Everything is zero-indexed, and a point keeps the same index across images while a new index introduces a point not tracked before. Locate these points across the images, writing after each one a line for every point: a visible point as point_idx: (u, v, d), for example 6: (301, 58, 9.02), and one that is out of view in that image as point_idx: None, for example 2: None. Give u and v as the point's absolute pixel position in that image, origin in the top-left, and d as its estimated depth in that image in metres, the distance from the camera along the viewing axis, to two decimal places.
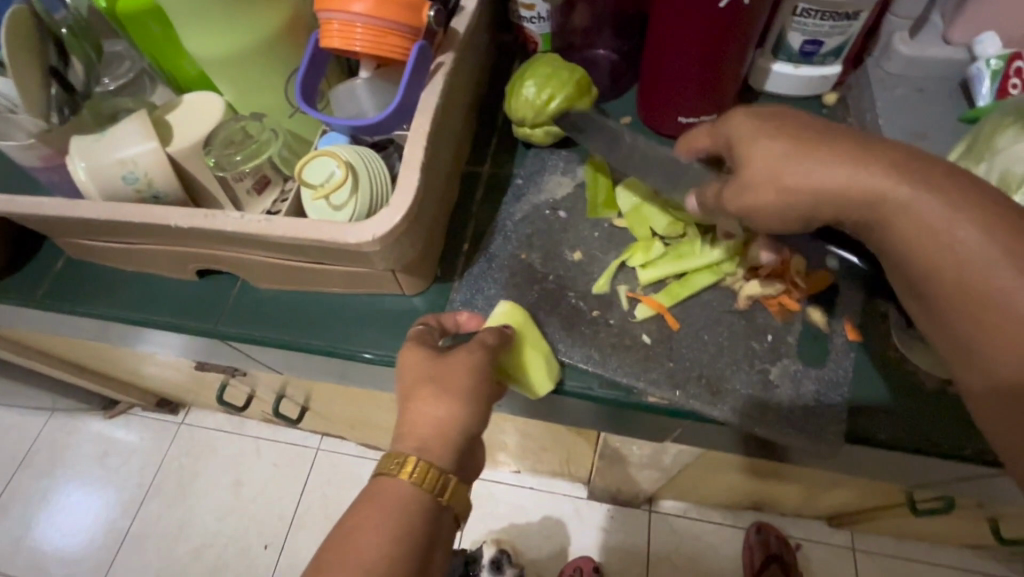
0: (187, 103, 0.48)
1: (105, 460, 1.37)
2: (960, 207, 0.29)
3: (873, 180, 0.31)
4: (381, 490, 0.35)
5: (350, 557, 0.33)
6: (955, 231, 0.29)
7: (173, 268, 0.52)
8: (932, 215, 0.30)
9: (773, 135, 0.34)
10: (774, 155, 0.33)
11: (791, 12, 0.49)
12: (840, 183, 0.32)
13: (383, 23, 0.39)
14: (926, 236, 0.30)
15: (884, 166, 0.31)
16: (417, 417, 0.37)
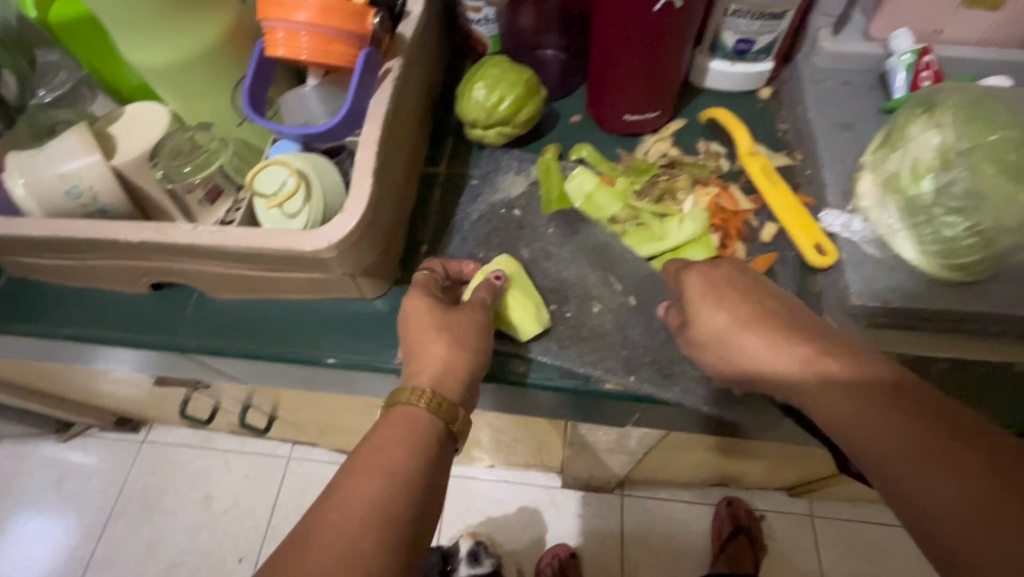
0: (129, 114, 0.47)
1: (63, 485, 1.32)
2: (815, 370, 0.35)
3: (816, 376, 0.35)
4: (397, 415, 0.37)
5: (375, 465, 0.34)
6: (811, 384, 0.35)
7: (126, 282, 0.51)
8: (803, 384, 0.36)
9: (751, 326, 0.38)
10: (749, 342, 0.38)
11: (724, 13, 0.51)
12: (785, 375, 0.36)
13: (327, 30, 0.39)
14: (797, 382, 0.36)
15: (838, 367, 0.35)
16: (426, 356, 0.39)
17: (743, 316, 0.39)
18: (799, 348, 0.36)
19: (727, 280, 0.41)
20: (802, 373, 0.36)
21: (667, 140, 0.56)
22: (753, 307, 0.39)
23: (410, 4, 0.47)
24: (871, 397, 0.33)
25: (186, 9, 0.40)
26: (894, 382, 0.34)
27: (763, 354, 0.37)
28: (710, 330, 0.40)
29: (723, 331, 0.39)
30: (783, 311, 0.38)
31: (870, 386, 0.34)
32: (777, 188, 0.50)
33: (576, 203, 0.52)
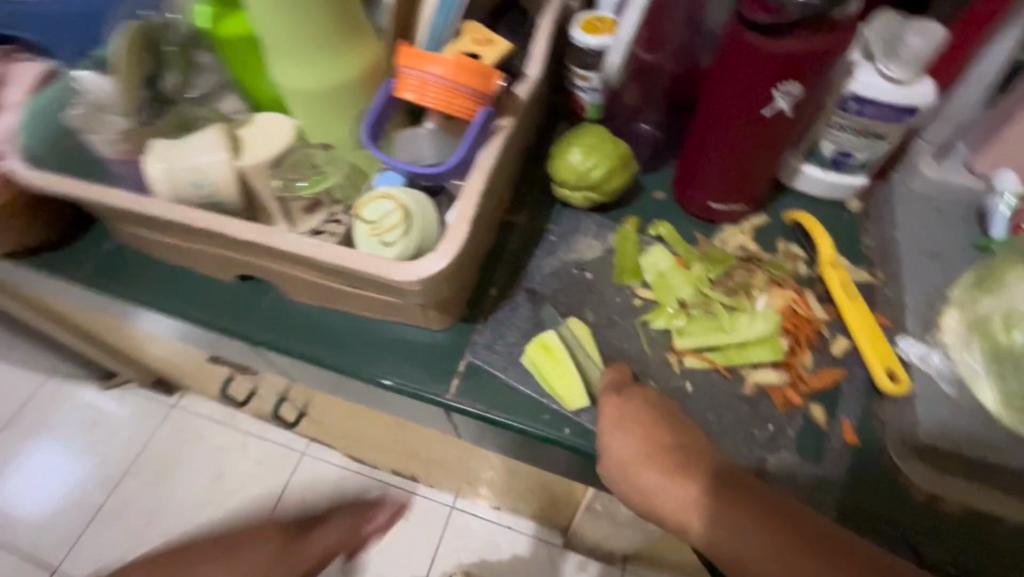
0: (258, 122, 0.52)
1: (92, 430, 1.39)
2: (741, 527, 0.33)
3: (761, 540, 0.33)
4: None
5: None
6: (741, 549, 0.33)
7: (217, 269, 0.55)
8: (729, 547, 0.33)
9: (683, 479, 0.35)
10: (682, 502, 0.35)
11: (826, 124, 0.52)
12: (723, 540, 0.33)
13: (456, 84, 0.42)
14: (725, 548, 0.33)
15: (760, 518, 0.33)
16: None
17: (673, 462, 0.36)
18: (732, 503, 0.34)
19: (643, 412, 0.39)
20: (744, 539, 0.33)
21: (747, 233, 0.57)
22: (674, 448, 0.37)
23: (527, 67, 0.50)
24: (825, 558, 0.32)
25: (334, 44, 0.44)
26: (835, 532, 0.33)
27: (700, 521, 0.34)
28: (634, 483, 0.37)
29: (655, 483, 0.36)
30: (709, 457, 0.37)
31: (818, 546, 0.32)
32: (855, 304, 0.49)
33: (647, 277, 0.52)
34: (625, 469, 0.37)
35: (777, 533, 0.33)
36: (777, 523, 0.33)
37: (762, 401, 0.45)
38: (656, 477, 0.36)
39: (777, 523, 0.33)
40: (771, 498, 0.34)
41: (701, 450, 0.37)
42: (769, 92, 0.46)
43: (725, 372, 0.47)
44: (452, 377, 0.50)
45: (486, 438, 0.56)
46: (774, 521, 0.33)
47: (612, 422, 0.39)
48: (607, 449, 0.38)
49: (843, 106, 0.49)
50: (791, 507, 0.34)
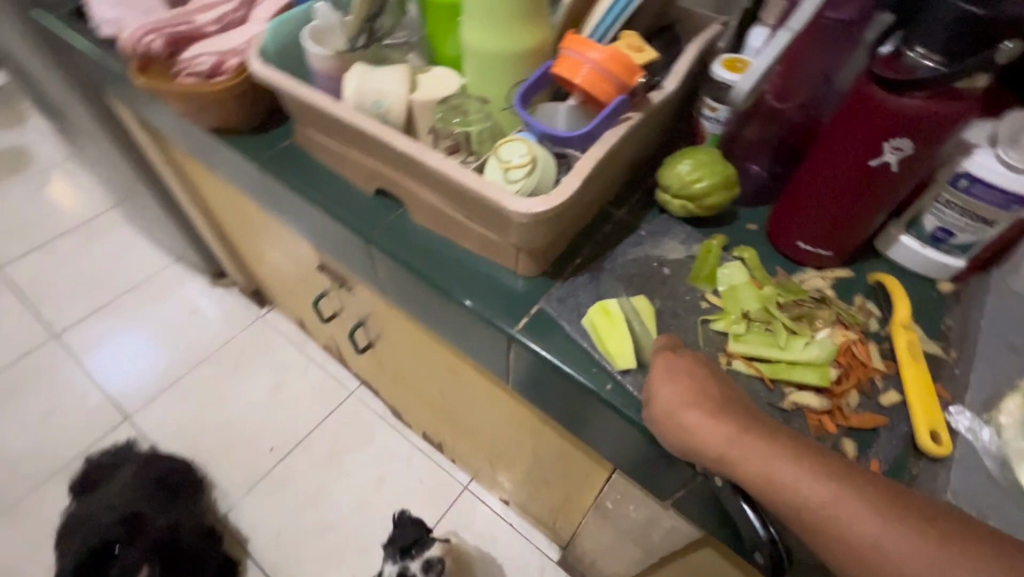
0: (434, 72, 0.63)
1: (192, 316, 1.68)
2: (774, 456, 0.39)
3: (792, 464, 0.38)
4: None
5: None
6: (774, 474, 0.38)
7: (363, 180, 0.67)
8: (765, 472, 0.39)
9: (721, 418, 0.42)
10: (721, 437, 0.41)
11: (933, 198, 0.54)
12: (760, 470, 0.39)
13: (605, 71, 0.51)
14: (759, 474, 0.39)
15: (791, 449, 0.39)
16: None
17: (712, 407, 0.43)
18: (766, 438, 0.40)
19: (688, 369, 0.46)
20: (776, 462, 0.39)
21: (826, 280, 0.59)
22: (713, 398, 0.44)
23: (665, 81, 0.58)
24: (848, 481, 0.37)
25: (519, 21, 0.55)
26: (860, 473, 0.38)
27: (739, 454, 0.40)
28: (680, 424, 0.43)
29: (697, 421, 0.43)
30: (744, 409, 0.43)
31: (845, 480, 0.37)
32: (916, 366, 0.50)
33: (720, 286, 0.57)
34: (671, 413, 0.44)
35: (805, 460, 0.38)
36: (805, 453, 0.39)
37: (797, 418, 0.48)
38: (698, 416, 0.43)
39: (805, 454, 0.39)
40: (797, 438, 0.40)
41: (736, 402, 0.44)
42: (879, 144, 0.50)
43: (768, 383, 0.50)
44: (523, 316, 0.57)
45: (532, 384, 0.63)
46: (802, 452, 0.39)
47: (662, 380, 0.46)
48: (657, 398, 0.46)
49: (954, 182, 0.51)
50: (818, 448, 0.40)
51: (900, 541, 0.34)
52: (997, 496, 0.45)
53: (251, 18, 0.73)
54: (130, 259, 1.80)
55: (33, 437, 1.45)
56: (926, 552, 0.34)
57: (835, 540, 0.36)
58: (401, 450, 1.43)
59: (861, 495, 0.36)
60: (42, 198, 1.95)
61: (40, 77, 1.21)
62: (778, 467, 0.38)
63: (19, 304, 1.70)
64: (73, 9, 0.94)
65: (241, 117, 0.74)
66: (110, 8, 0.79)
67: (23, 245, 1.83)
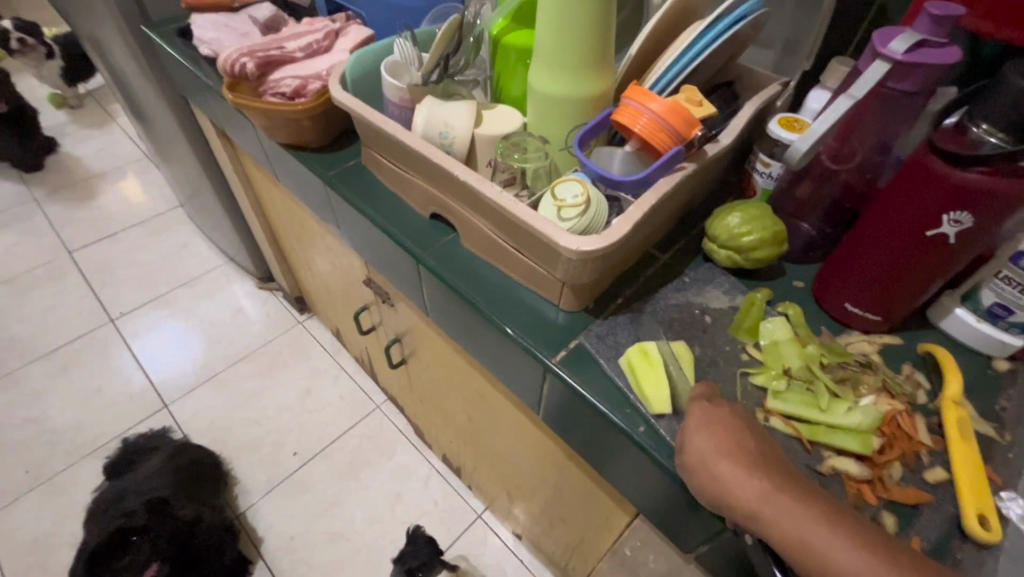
0: (498, 110, 0.67)
1: (237, 315, 1.75)
2: (809, 520, 0.40)
3: (827, 532, 0.39)
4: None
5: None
6: (807, 539, 0.40)
7: (420, 203, 0.71)
8: (798, 536, 0.40)
9: (756, 476, 0.43)
10: (755, 494, 0.42)
11: (992, 273, 0.54)
12: (794, 530, 0.40)
13: (664, 121, 0.53)
14: (792, 538, 0.40)
15: (826, 515, 0.40)
16: None
17: (746, 462, 0.44)
18: (800, 501, 0.41)
19: (725, 420, 0.47)
20: (809, 527, 0.40)
21: (873, 345, 0.58)
22: (747, 453, 0.45)
23: (722, 135, 0.59)
24: (881, 555, 0.38)
25: (586, 70, 0.58)
26: (893, 544, 0.39)
27: (772, 511, 0.41)
28: (713, 474, 0.44)
29: (732, 475, 0.43)
30: (778, 467, 0.44)
31: (878, 551, 0.38)
32: (965, 443, 0.49)
33: (761, 340, 0.57)
34: (706, 463, 0.45)
35: (841, 528, 0.40)
36: (840, 520, 0.40)
37: (835, 483, 0.47)
38: (731, 468, 0.44)
39: (839, 521, 0.40)
40: (830, 504, 0.41)
41: (769, 459, 0.45)
42: (938, 215, 0.50)
43: (806, 445, 0.49)
44: (562, 348, 0.59)
45: (562, 417, 0.63)
46: (836, 518, 0.40)
47: (698, 428, 0.47)
48: (690, 446, 0.46)
49: (1015, 259, 0.51)
50: (850, 516, 0.41)
51: None
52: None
53: (334, 48, 0.80)
54: (187, 256, 1.91)
55: (78, 414, 1.53)
56: None
57: None
58: (419, 469, 1.44)
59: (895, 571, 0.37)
60: (117, 193, 2.10)
61: (137, 84, 1.32)
62: (812, 529, 0.40)
63: (82, 287, 1.82)
64: (177, 28, 1.04)
65: (313, 136, 0.79)
66: (211, 31, 0.87)
67: (93, 234, 1.97)
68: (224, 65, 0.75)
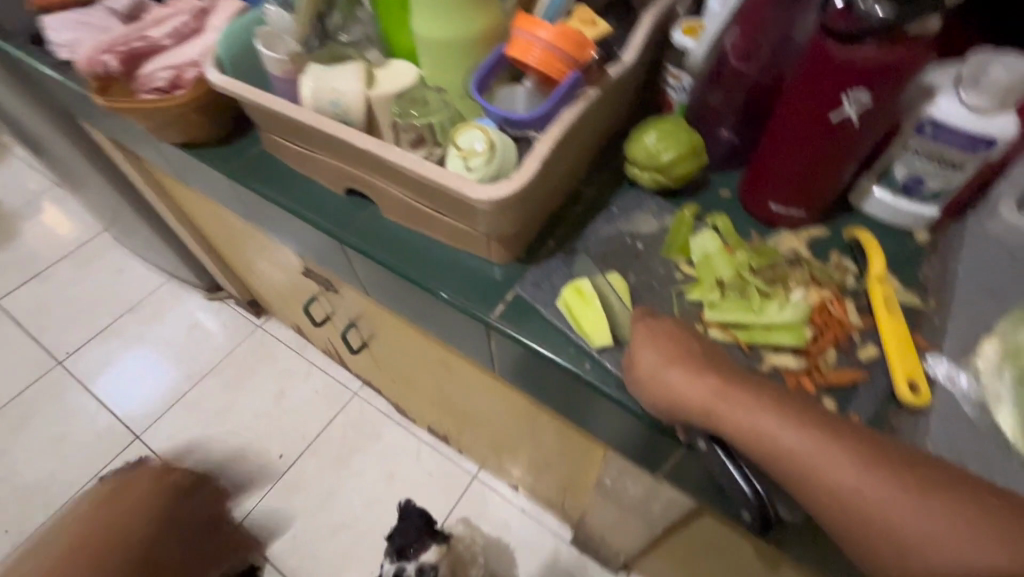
0: (392, 66, 0.63)
1: (193, 331, 1.69)
2: (758, 407, 0.40)
3: (776, 415, 0.39)
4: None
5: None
6: (758, 425, 0.39)
7: (331, 181, 0.67)
8: (749, 423, 0.39)
9: (706, 375, 0.43)
10: (705, 391, 0.42)
11: (902, 147, 0.53)
12: (746, 422, 0.40)
13: (555, 49, 0.50)
14: (743, 426, 0.40)
15: (776, 402, 0.40)
16: None
17: (696, 365, 0.44)
18: (750, 393, 0.41)
19: (675, 332, 0.48)
20: (759, 413, 0.40)
21: (802, 240, 0.59)
22: (694, 357, 0.45)
23: (623, 52, 0.57)
24: (833, 433, 0.37)
25: (468, 5, 0.54)
26: (849, 428, 0.38)
27: (724, 406, 0.41)
28: (664, 382, 0.45)
29: (682, 378, 0.44)
30: (728, 368, 0.44)
31: (830, 431, 0.38)
32: (892, 317, 0.50)
33: (693, 256, 0.57)
34: (656, 373, 0.45)
35: (790, 411, 0.39)
36: (791, 404, 0.40)
37: (775, 381, 0.48)
38: (681, 372, 0.44)
39: (789, 405, 0.40)
40: (781, 393, 0.41)
41: (720, 362, 0.45)
42: (838, 97, 0.49)
43: (745, 349, 0.50)
44: (499, 303, 0.57)
45: (517, 370, 0.63)
46: (786, 403, 0.40)
47: (648, 341, 0.47)
48: (637, 360, 0.47)
49: (919, 129, 0.51)
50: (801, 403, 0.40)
51: (882, 490, 0.35)
52: (979, 442, 0.44)
53: (206, 28, 0.72)
54: (126, 281, 1.81)
55: (47, 463, 1.48)
56: (905, 502, 0.34)
57: (818, 493, 0.36)
58: (409, 445, 1.45)
59: (847, 446, 0.37)
60: (33, 228, 1.96)
61: (11, 106, 1.20)
62: (763, 419, 0.39)
63: (20, 334, 1.71)
64: (31, 34, 0.93)
65: (205, 130, 0.74)
66: (67, 32, 0.79)
67: (18, 276, 1.84)
68: (86, 68, 0.68)
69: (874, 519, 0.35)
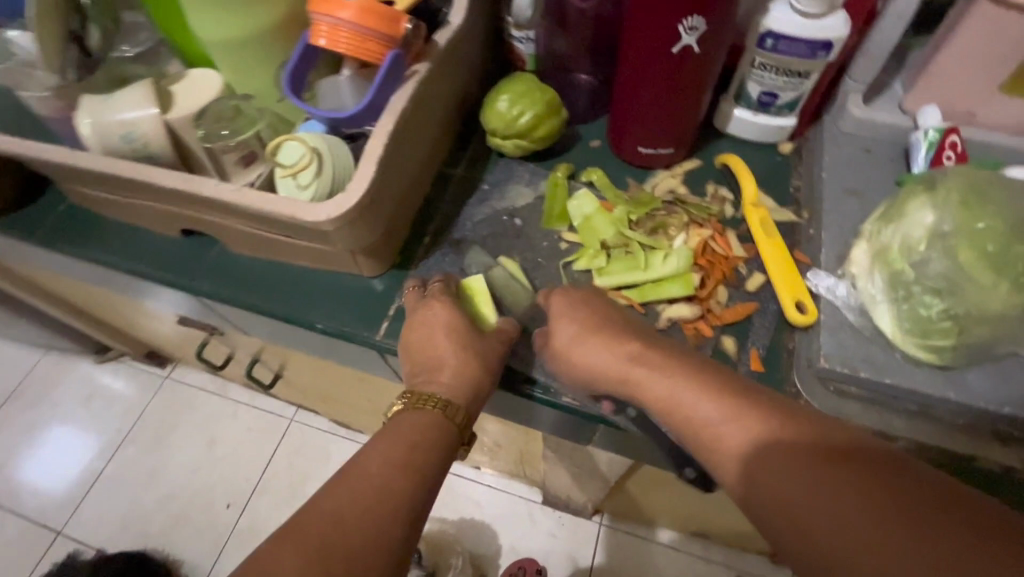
0: (190, 76, 0.53)
1: (89, 404, 1.37)
2: (674, 375, 0.38)
3: (692, 382, 0.37)
4: (411, 416, 0.42)
5: (368, 474, 0.37)
6: (670, 392, 0.38)
7: (161, 224, 0.57)
8: (662, 391, 0.38)
9: (626, 345, 0.41)
10: (622, 361, 0.41)
11: (749, 65, 0.52)
12: (661, 390, 0.38)
13: (363, 29, 0.43)
14: (657, 393, 0.38)
15: (695, 370, 0.38)
16: (362, 471, 0.37)
17: (616, 335, 0.42)
18: (668, 362, 0.39)
19: (599, 303, 0.45)
20: (673, 381, 0.38)
21: (677, 178, 0.57)
22: (613, 326, 0.43)
23: (451, 15, 0.51)
24: (751, 404, 0.35)
25: None
26: (774, 400, 0.35)
27: (640, 375, 0.39)
28: (580, 355, 0.43)
29: (600, 349, 0.42)
30: (654, 340, 0.42)
31: (749, 403, 0.35)
32: (770, 240, 0.50)
33: (573, 221, 0.54)
34: (571, 345, 0.43)
35: (709, 380, 0.37)
36: (711, 373, 0.37)
37: (675, 334, 0.47)
38: (599, 343, 0.42)
39: (710, 374, 0.37)
40: (706, 364, 0.38)
41: (646, 334, 0.43)
42: (674, 27, 0.46)
43: (640, 309, 0.48)
44: (383, 320, 0.52)
45: None
46: (707, 372, 0.37)
47: (565, 312, 0.45)
48: (555, 334, 0.45)
49: (760, 43, 0.49)
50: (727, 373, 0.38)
51: (790, 468, 0.32)
52: None
53: None
54: None
55: None
56: (814, 483, 0.31)
57: (725, 464, 0.34)
58: None
59: (762, 417, 0.34)
60: None
61: None
62: (678, 387, 0.37)
63: None
64: None
65: None
66: None
67: None
68: None
69: (776, 498, 0.32)
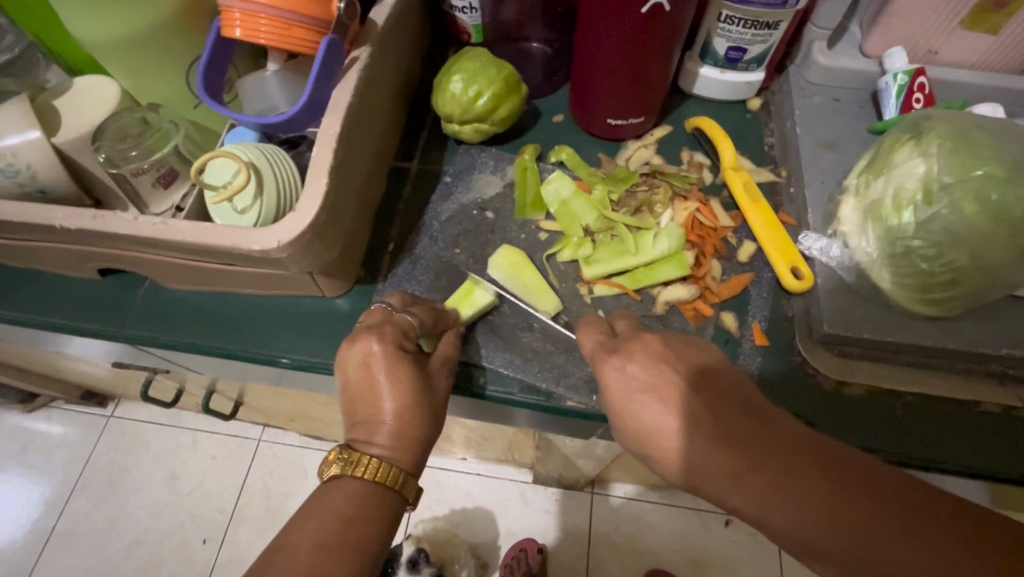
0: (77, 88, 0.44)
1: (25, 457, 1.22)
2: (779, 484, 0.30)
3: (802, 493, 0.30)
4: (344, 484, 0.36)
5: (294, 561, 0.32)
6: (779, 510, 0.30)
7: (71, 267, 0.49)
8: (763, 505, 0.31)
9: (709, 442, 0.32)
10: (705, 464, 0.32)
11: (715, 19, 0.49)
12: (763, 504, 0.31)
13: (288, 14, 0.36)
14: (758, 507, 0.31)
15: (803, 474, 0.30)
16: (285, 556, 0.32)
17: (693, 426, 0.33)
18: (767, 466, 0.31)
19: (661, 371, 0.35)
20: (780, 493, 0.30)
21: (650, 148, 0.54)
22: (687, 408, 0.34)
23: None
24: (878, 516, 0.29)
25: None
26: (903, 504, 0.29)
27: (732, 485, 0.31)
28: (651, 448, 0.35)
29: (679, 447, 0.33)
30: (735, 417, 0.33)
31: (876, 514, 0.29)
32: (757, 205, 0.48)
33: (550, 208, 0.50)
34: (636, 434, 0.35)
35: (823, 487, 0.30)
36: (824, 475, 0.30)
37: (674, 317, 0.45)
38: (673, 440, 0.33)
39: (823, 474, 0.30)
40: (809, 454, 0.31)
41: (722, 407, 0.34)
42: None
43: (635, 295, 0.46)
44: None
45: None
46: (819, 474, 0.30)
47: (621, 388, 0.36)
48: (618, 416, 0.36)
49: None
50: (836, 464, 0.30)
51: None
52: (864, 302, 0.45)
53: None
54: None
55: None
56: None
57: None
58: None
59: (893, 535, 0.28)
60: None
61: None
62: (787, 503, 0.30)
63: None
64: None
65: None
66: None
67: None
68: None
69: None
